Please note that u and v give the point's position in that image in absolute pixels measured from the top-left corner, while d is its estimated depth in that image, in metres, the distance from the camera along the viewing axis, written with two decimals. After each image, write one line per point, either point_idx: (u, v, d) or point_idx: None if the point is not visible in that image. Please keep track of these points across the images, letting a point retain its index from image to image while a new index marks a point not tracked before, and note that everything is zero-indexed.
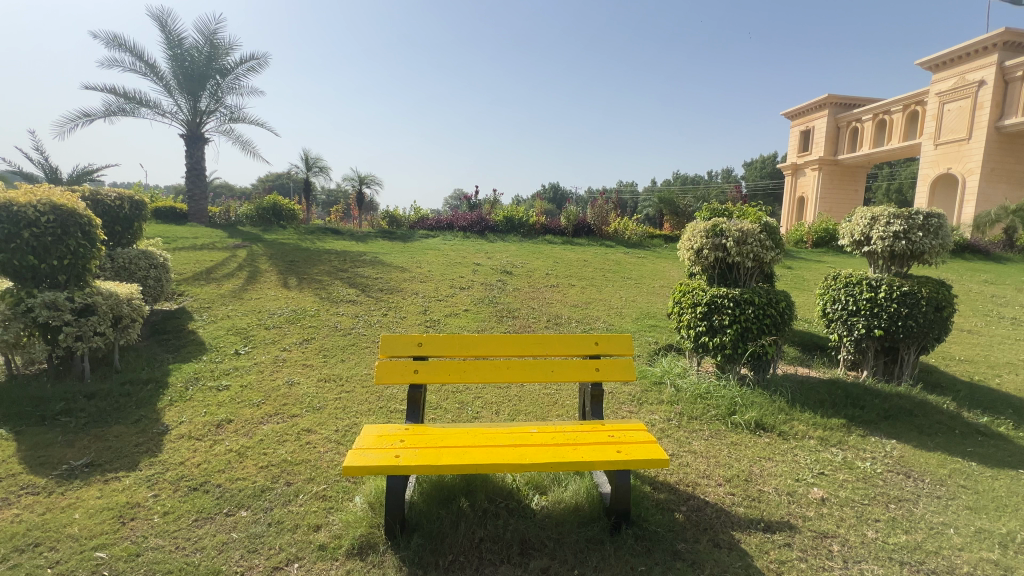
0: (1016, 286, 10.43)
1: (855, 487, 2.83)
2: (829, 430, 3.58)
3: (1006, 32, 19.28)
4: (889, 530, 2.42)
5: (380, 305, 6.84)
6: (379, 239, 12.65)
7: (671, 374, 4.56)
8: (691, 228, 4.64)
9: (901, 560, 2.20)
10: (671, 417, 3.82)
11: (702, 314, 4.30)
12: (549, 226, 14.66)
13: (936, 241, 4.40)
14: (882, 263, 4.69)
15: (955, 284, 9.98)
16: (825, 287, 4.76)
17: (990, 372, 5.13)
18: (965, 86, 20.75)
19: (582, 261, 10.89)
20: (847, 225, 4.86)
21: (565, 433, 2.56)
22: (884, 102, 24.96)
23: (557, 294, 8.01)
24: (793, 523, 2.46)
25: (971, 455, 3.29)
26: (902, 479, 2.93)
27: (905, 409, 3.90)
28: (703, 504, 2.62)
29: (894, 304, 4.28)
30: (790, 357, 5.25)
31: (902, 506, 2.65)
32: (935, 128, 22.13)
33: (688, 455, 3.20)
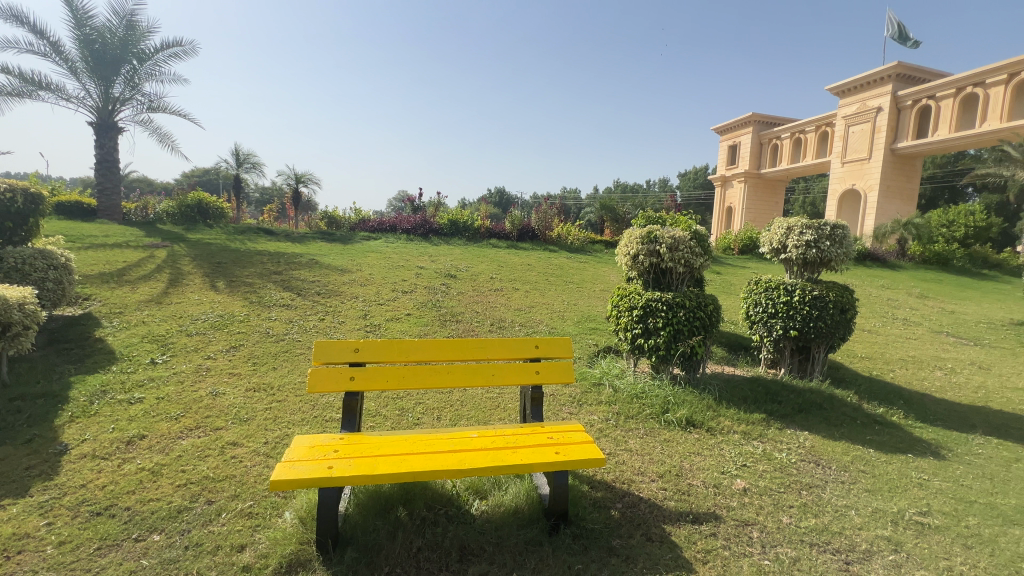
0: (908, 291, 11.78)
1: (773, 477, 3.06)
2: (751, 425, 3.85)
3: (899, 65, 21.86)
4: (801, 514, 2.64)
5: (317, 309, 6.54)
6: (317, 240, 12.11)
7: (609, 375, 4.71)
8: (628, 234, 4.81)
9: (812, 542, 2.40)
10: (609, 417, 3.94)
11: (638, 317, 4.49)
12: (494, 231, 14.72)
13: (841, 249, 4.86)
14: (797, 269, 5.11)
15: (858, 289, 11.08)
16: (748, 291, 5.13)
17: (886, 367, 5.74)
18: (866, 111, 23.24)
19: (526, 265, 11.03)
20: (767, 234, 5.29)
21: (505, 437, 2.58)
22: (800, 122, 27.38)
23: (501, 298, 8.05)
24: (719, 513, 2.61)
25: (871, 443, 3.66)
26: (813, 467, 3.21)
27: (816, 402, 4.26)
28: (638, 500, 2.72)
29: (806, 307, 4.68)
30: (718, 357, 5.60)
31: (814, 492, 2.89)
32: (842, 148, 24.54)
33: (624, 453, 3.31)
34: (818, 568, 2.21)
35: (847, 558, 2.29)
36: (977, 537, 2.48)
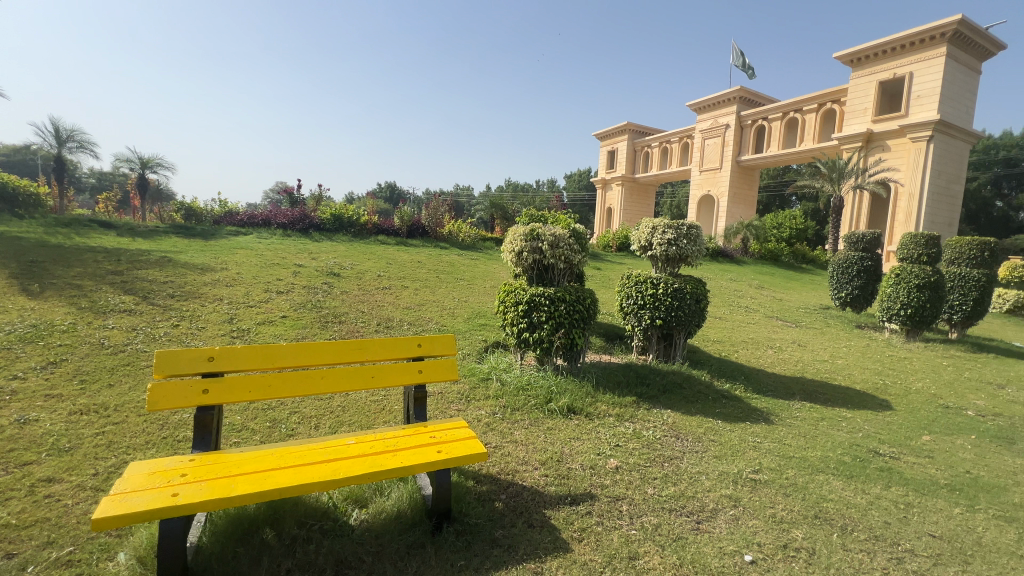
0: (749, 283, 13.85)
1: (641, 453, 3.36)
2: (624, 407, 4.21)
3: (742, 89, 25.54)
4: (663, 484, 2.95)
5: (170, 314, 5.68)
6: (171, 235, 10.53)
7: (497, 370, 4.80)
8: (513, 231, 4.94)
9: (671, 508, 2.68)
10: (496, 410, 4.01)
11: (523, 311, 4.64)
12: (382, 227, 14.13)
13: (695, 247, 5.51)
14: (661, 265, 5.69)
15: (712, 283, 12.74)
16: (621, 285, 5.59)
17: (732, 349, 6.67)
18: (718, 127, 26.76)
19: (416, 262, 10.78)
20: (637, 233, 5.80)
21: (385, 440, 2.48)
22: (666, 133, 30.60)
23: (389, 296, 7.76)
24: (594, 492, 2.81)
25: (719, 415, 4.22)
26: (674, 441, 3.61)
27: (678, 382, 4.80)
28: (521, 489, 2.81)
29: (668, 299, 5.24)
30: (597, 346, 6.02)
31: (673, 463, 3.24)
32: (700, 158, 27.95)
33: (510, 445, 3.40)
34: (675, 530, 2.48)
35: (698, 518, 2.60)
36: (793, 486, 2.99)
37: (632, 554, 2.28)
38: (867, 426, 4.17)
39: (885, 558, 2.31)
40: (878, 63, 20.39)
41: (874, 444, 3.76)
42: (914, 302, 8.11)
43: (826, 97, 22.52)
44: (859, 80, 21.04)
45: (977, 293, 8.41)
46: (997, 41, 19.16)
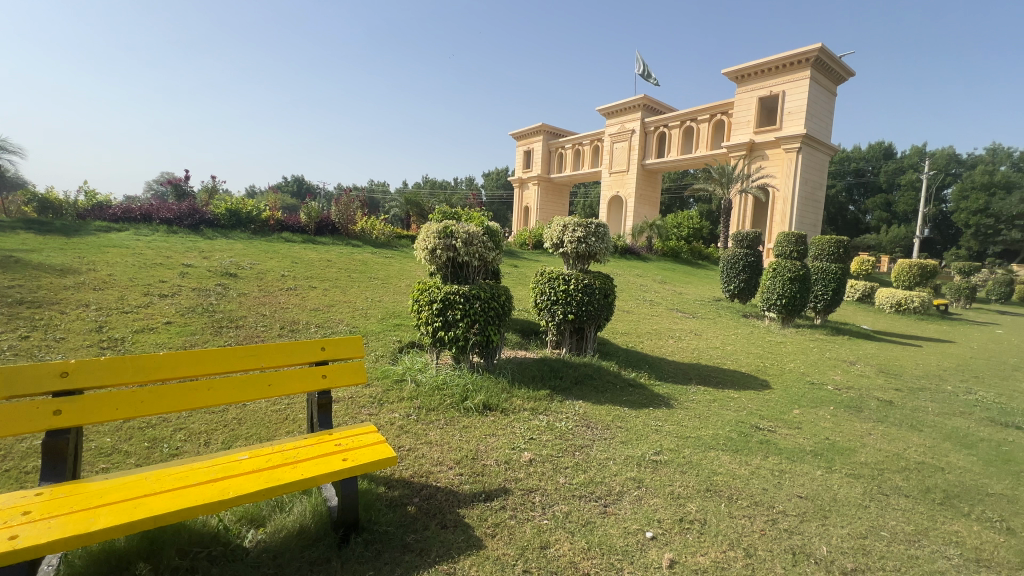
0: (654, 278, 14.88)
1: (554, 444, 3.47)
2: (538, 401, 4.31)
3: (645, 98, 27.36)
4: (573, 473, 3.06)
5: (17, 324, 4.81)
6: (19, 231, 8.92)
7: (412, 370, 4.68)
8: (425, 229, 4.84)
9: (581, 495, 2.79)
10: (411, 412, 3.91)
11: (438, 310, 4.57)
12: (286, 223, 13.15)
13: (603, 244, 5.79)
14: (572, 261, 5.90)
15: (621, 278, 13.51)
16: (536, 281, 5.73)
17: (637, 340, 7.13)
18: (625, 132, 28.41)
19: (325, 261, 10.18)
20: (549, 231, 5.96)
21: (284, 453, 2.30)
22: (579, 136, 31.88)
23: (294, 297, 7.25)
24: (507, 487, 2.84)
25: (625, 403, 4.48)
26: (584, 430, 3.76)
27: (589, 374, 5.02)
28: (435, 491, 2.76)
29: (579, 294, 5.46)
30: (513, 342, 6.11)
31: (584, 451, 3.38)
32: (609, 161, 29.48)
33: (424, 446, 3.32)
34: (584, 515, 2.59)
35: (605, 502, 2.74)
36: (689, 463, 3.25)
37: (544, 543, 2.34)
38: (750, 404, 4.67)
39: (763, 520, 2.59)
40: (758, 81, 22.86)
41: (756, 420, 4.21)
42: (788, 293, 9.22)
43: (716, 109, 24.93)
44: (743, 95, 23.43)
45: (836, 285, 9.76)
46: (848, 66, 22.33)
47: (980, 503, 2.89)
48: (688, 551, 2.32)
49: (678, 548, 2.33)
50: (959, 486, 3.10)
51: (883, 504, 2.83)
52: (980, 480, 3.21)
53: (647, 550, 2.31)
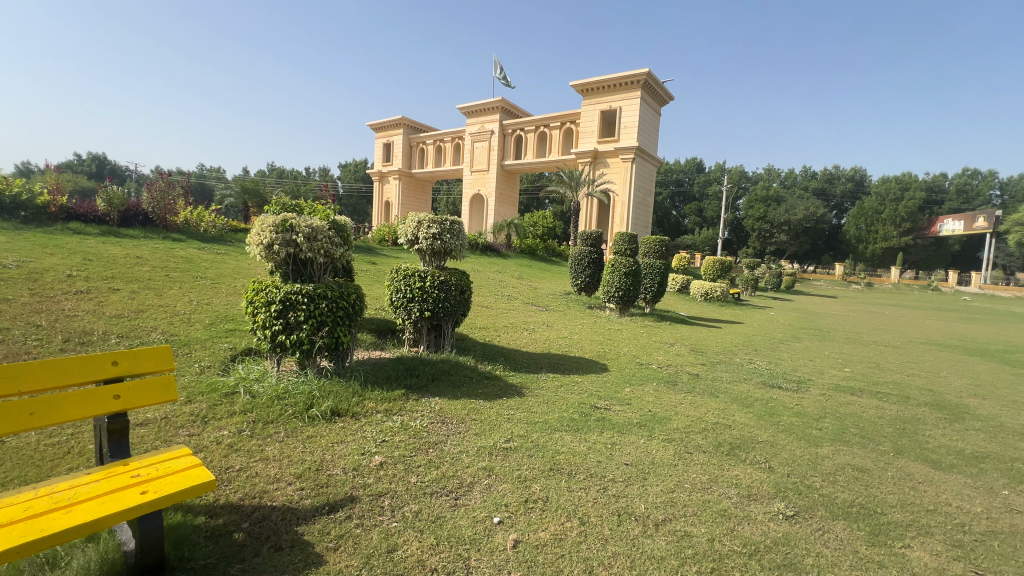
0: (512, 274, 15.57)
1: (407, 444, 3.40)
2: (392, 401, 4.19)
3: (503, 101, 28.40)
4: (426, 470, 3.04)
5: None
6: None
7: (246, 381, 4.16)
8: (259, 221, 4.32)
9: (433, 492, 2.79)
10: (244, 428, 3.47)
11: (277, 312, 4.13)
12: (76, 211, 10.60)
13: (458, 241, 5.85)
14: (428, 258, 5.86)
15: (481, 275, 13.86)
16: (391, 279, 5.56)
17: (495, 334, 7.39)
18: (485, 132, 29.14)
19: (134, 257, 8.49)
20: (404, 226, 5.83)
21: (55, 496, 1.85)
22: (440, 132, 31.74)
23: (87, 302, 5.88)
24: (355, 495, 2.70)
25: (480, 395, 4.60)
26: (439, 426, 3.77)
27: (445, 370, 5.05)
28: (269, 511, 2.49)
29: (435, 291, 5.44)
30: (368, 343, 5.85)
31: (437, 448, 3.38)
32: (470, 159, 29.91)
33: (259, 464, 2.98)
34: (435, 512, 2.59)
35: (456, 494, 2.78)
36: (536, 447, 3.48)
37: (391, 547, 2.28)
38: (591, 386, 5.18)
39: (596, 490, 2.89)
40: (599, 95, 25.34)
41: (595, 400, 4.69)
42: (623, 285, 10.46)
43: (566, 117, 27.13)
44: (587, 107, 25.76)
45: (660, 278, 11.35)
46: (669, 90, 26.06)
47: (752, 449, 3.64)
48: (532, 528, 2.48)
49: (523, 528, 2.48)
50: (740, 438, 3.86)
51: (688, 460, 3.38)
52: (753, 431, 4.04)
53: (493, 535, 2.41)
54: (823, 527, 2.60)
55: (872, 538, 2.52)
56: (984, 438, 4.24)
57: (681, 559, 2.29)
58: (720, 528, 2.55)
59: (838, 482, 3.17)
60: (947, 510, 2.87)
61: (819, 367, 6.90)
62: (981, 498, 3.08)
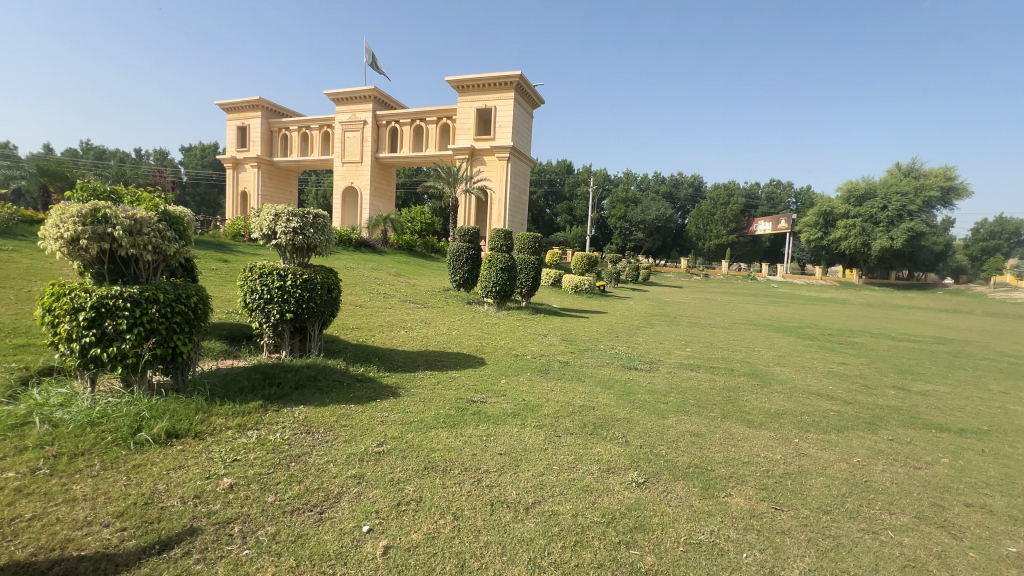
0: (389, 271, 15.02)
1: (264, 461, 3.06)
2: (246, 415, 3.74)
3: (375, 90, 27.09)
4: (286, 486, 2.78)
5: None
6: None
7: (46, 408, 3.37)
8: (58, 209, 3.51)
9: (294, 509, 2.56)
10: (40, 465, 2.80)
11: (87, 321, 3.39)
12: None
13: (323, 236, 5.43)
14: (289, 255, 5.35)
15: (355, 273, 13.12)
16: (244, 278, 4.96)
17: (369, 334, 7.05)
18: (356, 121, 27.54)
19: None
20: (258, 220, 5.25)
21: None
22: (306, 118, 29.21)
23: None
24: (195, 526, 2.36)
25: (351, 400, 4.35)
26: (303, 437, 3.47)
27: (311, 376, 4.66)
28: (76, 563, 2.05)
29: (298, 290, 4.97)
30: (216, 351, 5.15)
31: (300, 460, 3.11)
32: (340, 149, 28.02)
33: (61, 507, 2.43)
34: (296, 530, 2.38)
35: (321, 508, 2.58)
36: (410, 447, 3.40)
37: None
38: (468, 381, 5.23)
39: (470, 483, 2.92)
40: (475, 93, 25.58)
41: (471, 394, 4.74)
42: (500, 281, 10.75)
43: (442, 112, 26.94)
44: (463, 103, 25.83)
45: (534, 273, 11.87)
46: (540, 94, 27.35)
47: (613, 427, 4.01)
48: (403, 532, 2.42)
49: (394, 533, 2.40)
50: (602, 418, 4.22)
51: (556, 443, 3.60)
52: (614, 410, 4.45)
53: (362, 545, 2.29)
54: (666, 489, 2.96)
55: (704, 492, 2.95)
56: (782, 398, 5.23)
57: (548, 537, 2.42)
58: (582, 503, 2.76)
59: (679, 447, 3.64)
60: (757, 460, 3.49)
61: (667, 348, 7.87)
62: (781, 446, 3.80)
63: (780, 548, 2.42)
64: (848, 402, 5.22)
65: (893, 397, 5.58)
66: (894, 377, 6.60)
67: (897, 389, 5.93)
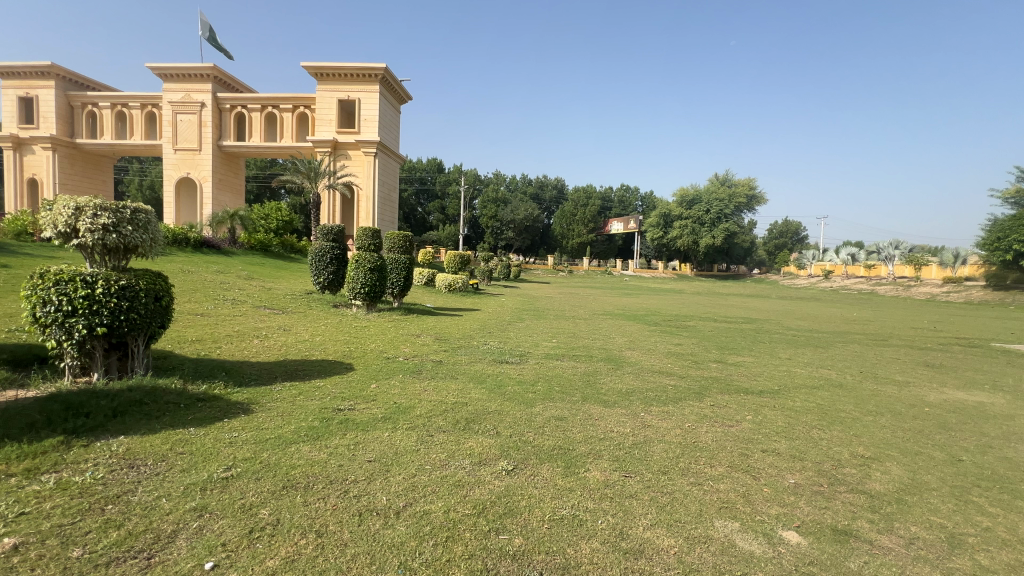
0: (238, 274, 13.36)
1: (67, 509, 2.50)
2: (40, 457, 3.02)
3: (214, 69, 23.73)
4: (100, 535, 2.31)
5: None
6: None
7: None
8: None
9: (110, 561, 2.14)
10: None
11: None
12: None
13: (146, 235, 4.60)
14: (98, 257, 4.44)
15: (194, 277, 11.40)
16: (31, 287, 3.98)
17: (212, 345, 6.19)
18: (191, 102, 23.85)
19: None
20: (50, 214, 4.25)
21: None
22: (122, 94, 24.47)
23: None
24: None
25: (190, 423, 3.77)
26: (124, 473, 2.91)
27: (135, 400, 3.94)
28: None
29: (114, 300, 4.14)
30: None
31: (120, 501, 2.61)
32: (171, 134, 24.04)
33: None
34: None
35: (148, 553, 2.20)
36: (265, 467, 3.08)
37: None
38: (334, 389, 4.91)
39: (336, 496, 2.76)
40: (335, 82, 23.97)
41: (337, 402, 4.46)
42: (368, 282, 10.26)
43: (298, 100, 24.73)
44: (322, 92, 24.03)
45: (406, 272, 11.57)
46: (406, 90, 26.75)
47: (485, 420, 4.13)
48: (256, 561, 2.18)
49: (244, 564, 2.16)
50: (474, 412, 4.32)
51: (428, 443, 3.57)
52: (485, 404, 4.58)
53: None
54: (533, 473, 3.15)
55: (565, 471, 3.20)
56: (631, 378, 5.91)
57: (419, 538, 2.40)
58: (454, 498, 2.79)
59: (545, 431, 3.90)
60: (611, 435, 3.90)
61: (535, 341, 8.34)
62: (630, 420, 4.30)
63: (628, 510, 2.74)
64: (682, 376, 6.12)
65: (713, 369, 6.68)
66: (716, 353, 7.88)
67: (717, 362, 7.11)
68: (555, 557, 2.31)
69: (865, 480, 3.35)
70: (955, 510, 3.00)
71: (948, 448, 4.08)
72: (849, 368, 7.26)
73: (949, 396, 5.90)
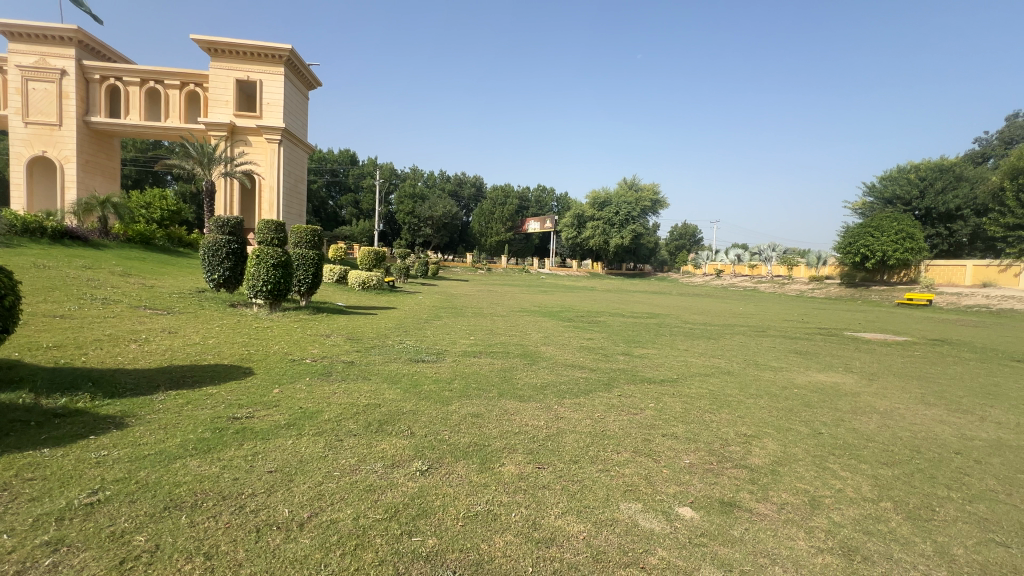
0: (110, 269, 11.68)
1: None
2: None
3: (79, 32, 20.53)
4: None
5: None
6: None
7: None
8: None
9: None
10: None
11: None
12: None
13: None
14: None
15: (51, 273, 9.76)
16: None
17: (76, 352, 5.34)
18: (47, 69, 20.41)
19: None
20: None
21: None
22: None
23: None
24: None
25: (44, 443, 3.21)
26: None
27: None
28: None
29: None
30: None
31: None
32: (20, 104, 20.37)
33: None
34: None
35: None
36: (141, 488, 2.72)
37: None
38: (229, 396, 4.47)
39: (230, 512, 2.51)
40: (232, 60, 21.83)
41: (232, 410, 4.07)
42: (271, 279, 9.49)
43: (187, 76, 22.13)
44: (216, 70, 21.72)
45: (315, 269, 10.87)
46: (315, 75, 25.11)
47: (399, 421, 4.01)
48: None
49: None
50: (387, 413, 4.18)
51: (337, 448, 3.39)
52: (400, 404, 4.46)
53: None
54: (448, 472, 3.11)
55: (480, 467, 3.20)
56: (546, 372, 6.10)
57: (325, 549, 2.27)
58: (365, 503, 2.67)
59: (461, 429, 3.87)
60: (525, 429, 3.98)
61: (452, 338, 8.26)
62: (544, 414, 4.43)
63: (541, 500, 2.82)
64: (593, 369, 6.42)
65: (621, 361, 7.10)
66: (624, 346, 8.38)
67: (624, 355, 7.56)
68: (468, 554, 2.31)
69: (747, 455, 3.76)
70: (816, 476, 3.47)
71: (812, 423, 4.72)
72: (735, 357, 8.12)
73: (813, 378, 6.82)
